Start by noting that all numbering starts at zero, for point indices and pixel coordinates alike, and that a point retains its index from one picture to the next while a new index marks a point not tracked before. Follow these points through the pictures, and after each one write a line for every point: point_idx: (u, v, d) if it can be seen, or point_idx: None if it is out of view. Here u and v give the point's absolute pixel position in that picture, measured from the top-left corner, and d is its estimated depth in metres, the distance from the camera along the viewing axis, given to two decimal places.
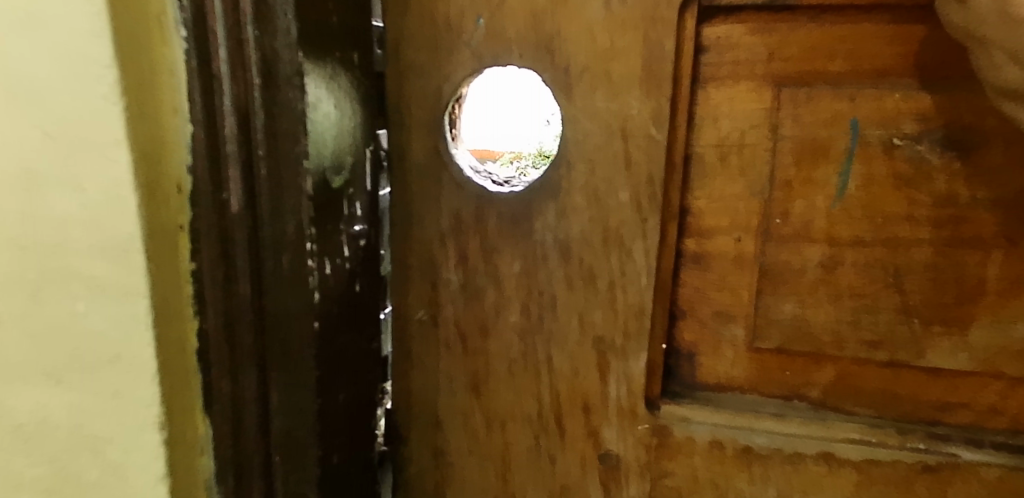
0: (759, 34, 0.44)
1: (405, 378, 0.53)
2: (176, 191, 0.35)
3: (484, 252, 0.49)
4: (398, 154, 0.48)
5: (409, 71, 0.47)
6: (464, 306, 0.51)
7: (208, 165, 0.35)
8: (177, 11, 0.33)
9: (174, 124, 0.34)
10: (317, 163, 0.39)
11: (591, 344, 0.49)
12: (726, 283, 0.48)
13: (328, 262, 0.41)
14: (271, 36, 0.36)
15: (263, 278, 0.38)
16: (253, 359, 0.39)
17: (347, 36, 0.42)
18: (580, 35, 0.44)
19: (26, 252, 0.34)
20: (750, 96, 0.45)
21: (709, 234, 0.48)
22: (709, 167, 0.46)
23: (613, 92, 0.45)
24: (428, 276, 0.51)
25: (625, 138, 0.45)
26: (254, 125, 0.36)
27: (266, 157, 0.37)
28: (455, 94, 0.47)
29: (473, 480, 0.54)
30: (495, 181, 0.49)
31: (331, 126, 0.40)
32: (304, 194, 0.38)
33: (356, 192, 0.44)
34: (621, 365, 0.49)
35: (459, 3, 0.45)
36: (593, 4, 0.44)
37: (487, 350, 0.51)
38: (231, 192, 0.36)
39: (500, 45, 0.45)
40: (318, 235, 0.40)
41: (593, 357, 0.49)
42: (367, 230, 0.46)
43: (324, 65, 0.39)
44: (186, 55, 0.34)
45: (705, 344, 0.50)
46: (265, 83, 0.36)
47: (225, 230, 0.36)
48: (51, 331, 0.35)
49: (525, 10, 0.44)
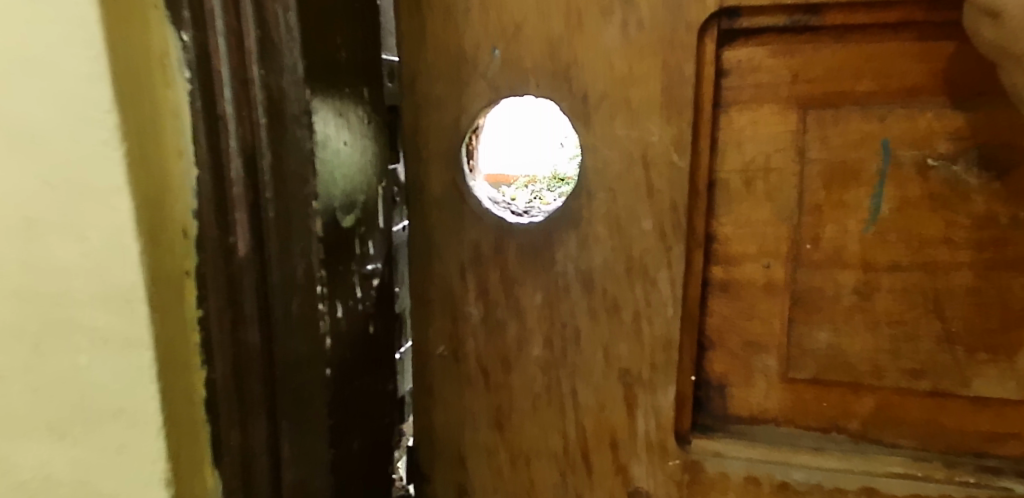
0: (781, 56, 0.43)
1: (427, 414, 0.52)
2: (181, 236, 0.35)
3: (505, 284, 0.48)
4: (415, 187, 0.48)
5: (424, 104, 0.46)
6: (485, 340, 0.49)
7: (214, 208, 0.35)
8: (180, 51, 0.33)
9: (178, 168, 0.34)
10: (326, 202, 0.39)
11: (617, 377, 0.48)
12: (756, 311, 0.46)
13: (340, 304, 0.41)
14: (277, 74, 0.36)
15: (273, 324, 0.38)
16: (263, 407, 0.38)
17: (356, 70, 0.42)
18: (597, 63, 0.43)
19: (26, 304, 0.34)
20: (775, 119, 0.44)
21: (737, 261, 0.46)
22: (734, 192, 0.45)
23: (632, 119, 0.44)
24: (448, 311, 0.50)
25: (647, 165, 0.44)
26: (262, 166, 0.36)
27: (274, 199, 0.37)
28: (472, 125, 0.46)
29: None
30: (513, 212, 0.49)
31: (342, 164, 0.40)
32: (315, 236, 0.38)
33: (368, 230, 0.44)
34: (649, 398, 0.48)
35: (473, 34, 0.45)
36: (610, 31, 0.43)
37: (510, 385, 0.50)
38: (238, 236, 0.36)
39: (517, 75, 0.44)
40: (329, 277, 0.40)
41: (620, 390, 0.48)
42: (382, 269, 0.46)
43: (332, 102, 0.39)
44: (191, 97, 0.34)
45: (736, 375, 0.48)
46: (271, 123, 0.36)
47: (232, 274, 0.36)
48: (54, 383, 0.35)
49: (540, 40, 0.44)
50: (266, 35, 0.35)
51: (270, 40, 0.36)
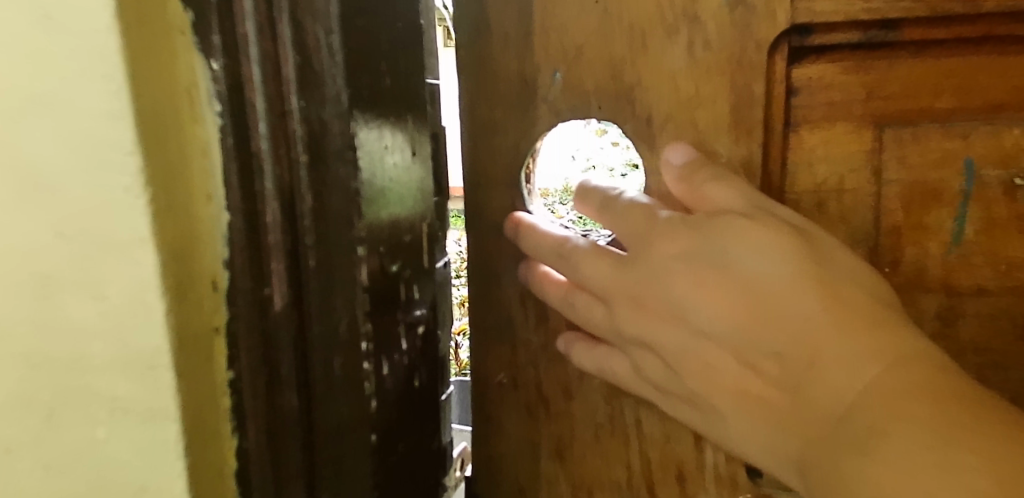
0: (855, 72, 0.41)
1: (486, 443, 0.50)
2: (211, 288, 0.29)
3: None
4: (474, 212, 0.47)
5: (484, 129, 0.46)
6: (546, 368, 0.48)
7: (249, 257, 0.30)
8: (210, 83, 0.28)
9: (208, 214, 0.29)
10: (374, 246, 0.33)
11: None
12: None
13: (383, 362, 0.35)
14: (320, 105, 0.30)
15: (311, 383, 0.33)
16: (301, 474, 0.33)
17: (401, 95, 0.36)
18: (663, 85, 0.42)
19: (38, 370, 0.29)
20: (848, 139, 0.42)
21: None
22: (806, 214, 0.43)
23: (699, 141, 0.43)
24: (507, 338, 0.49)
25: None
26: (302, 209, 0.31)
27: (315, 246, 0.31)
28: (533, 148, 0.45)
29: None
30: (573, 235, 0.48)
31: (388, 201, 0.35)
32: (361, 287, 0.32)
33: (414, 275, 0.38)
34: None
35: (535, 57, 0.44)
36: (676, 52, 0.42)
37: (572, 413, 0.49)
38: (274, 287, 0.31)
39: (579, 98, 0.44)
40: (375, 334, 0.34)
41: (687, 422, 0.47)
42: (428, 314, 0.40)
43: (375, 132, 0.33)
44: (223, 135, 0.29)
45: None
46: (313, 162, 0.30)
47: (268, 332, 0.31)
48: (70, 456, 0.30)
49: (603, 63, 0.43)
50: (306, 61, 0.30)
51: (310, 66, 0.30)
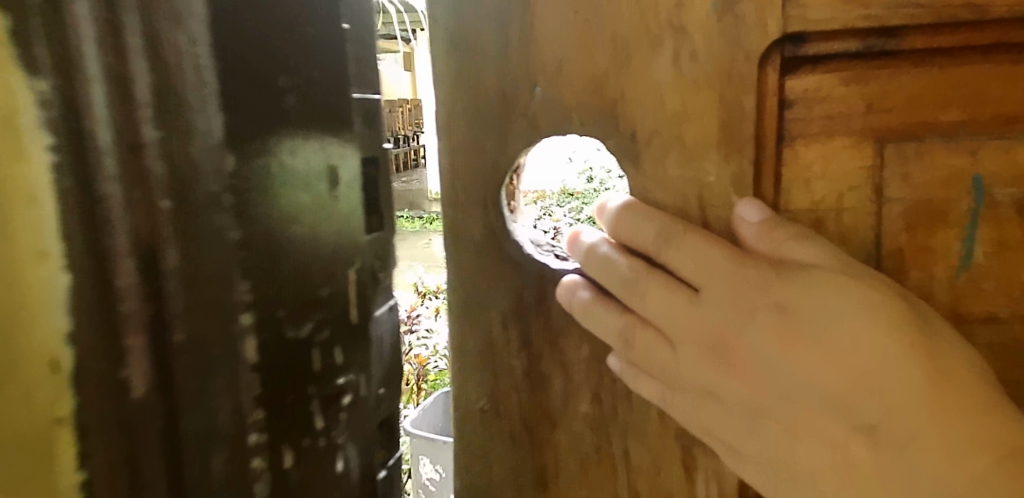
0: (855, 83, 0.38)
1: (467, 473, 0.48)
2: (49, 372, 0.27)
3: (549, 335, 0.45)
4: (452, 231, 0.45)
5: (462, 146, 0.43)
6: (529, 395, 0.46)
7: (100, 338, 0.29)
8: (42, 113, 0.26)
9: (40, 276, 0.26)
10: (261, 312, 0.38)
11: (674, 438, 0.44)
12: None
13: (283, 447, 0.40)
14: (185, 140, 0.32)
15: (185, 478, 0.33)
16: None
17: (304, 114, 0.41)
18: (647, 99, 0.40)
19: None
20: (848, 154, 0.39)
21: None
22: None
23: (686, 157, 0.40)
24: (489, 364, 0.46)
25: (703, 207, 0.40)
26: (161, 270, 0.31)
27: (182, 321, 0.32)
28: (513, 165, 0.43)
29: None
30: (557, 256, 0.46)
31: (285, 259, 0.39)
32: (247, 361, 0.37)
33: (330, 336, 0.44)
34: (712, 463, 0.43)
35: (512, 71, 0.41)
36: (661, 64, 0.39)
37: (557, 443, 0.47)
38: (131, 369, 0.30)
39: (559, 113, 0.41)
40: (267, 409, 0.39)
41: (677, 454, 0.44)
42: (351, 370, 0.46)
43: (264, 164, 0.37)
44: (59, 175, 0.26)
45: None
46: (176, 208, 0.31)
47: (125, 421, 0.30)
48: None
49: (584, 76, 0.40)
50: (168, 86, 0.31)
51: (170, 105, 0.31)
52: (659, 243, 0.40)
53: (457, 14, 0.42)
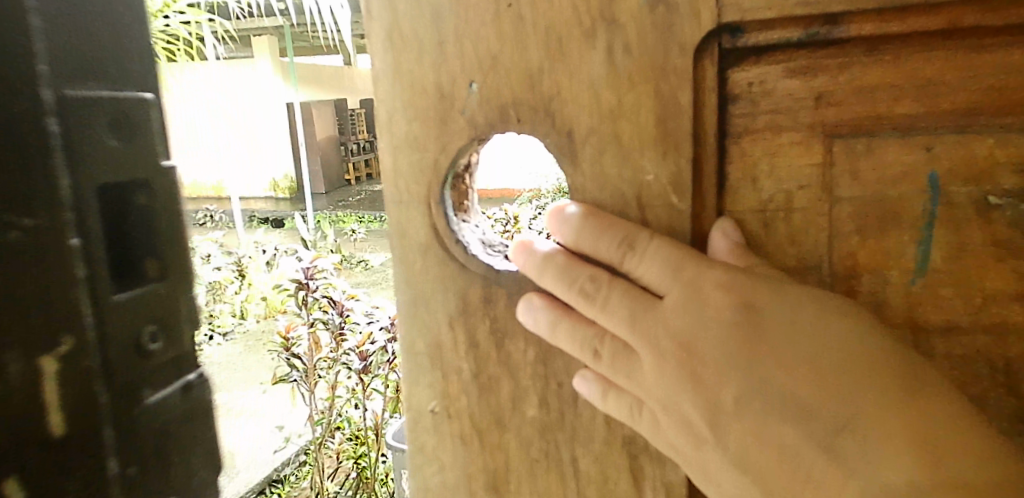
0: (801, 75, 0.36)
1: (419, 477, 0.48)
2: None
3: (495, 337, 0.45)
4: (397, 229, 0.44)
5: (402, 144, 0.43)
6: (478, 399, 0.46)
7: None
8: None
9: None
10: None
11: (621, 446, 0.44)
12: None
13: None
14: None
15: None
16: None
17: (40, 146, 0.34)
18: (582, 94, 0.39)
19: None
20: (795, 149, 0.37)
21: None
22: (751, 237, 0.38)
23: (624, 156, 0.39)
24: (438, 366, 0.46)
25: (642, 207, 0.39)
26: None
27: None
28: (453, 164, 0.42)
29: None
30: (505, 258, 0.45)
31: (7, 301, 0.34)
32: None
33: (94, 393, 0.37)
34: (658, 472, 0.44)
35: (449, 70, 0.41)
36: (594, 58, 0.38)
37: (506, 447, 0.46)
38: None
39: (496, 110, 0.40)
40: None
41: (625, 461, 0.44)
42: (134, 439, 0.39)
43: None
44: None
45: None
46: None
47: None
48: None
49: (518, 72, 0.40)
50: None
51: None
52: (623, 251, 0.39)
53: (393, 9, 0.41)
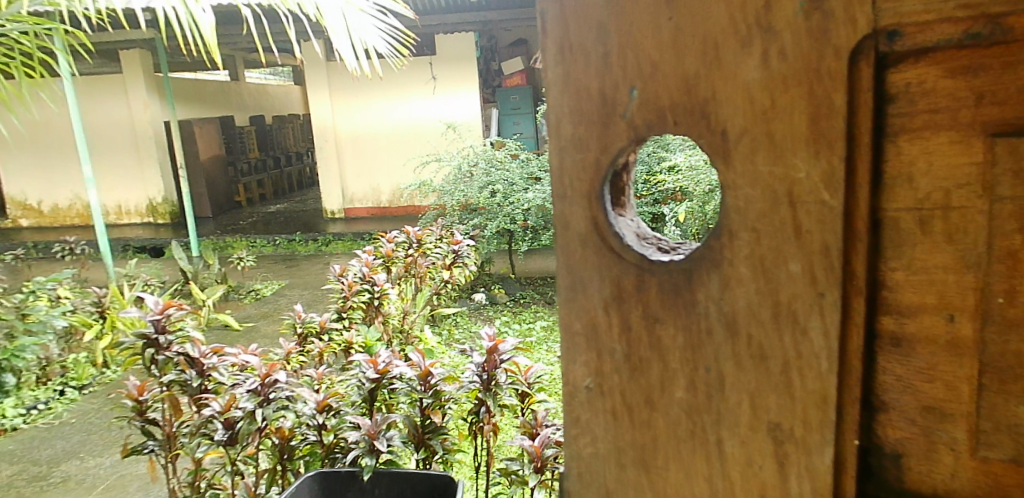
0: (961, 75, 0.39)
1: (574, 446, 0.54)
2: None
3: (647, 321, 0.50)
4: (558, 221, 0.51)
5: (566, 146, 0.49)
6: (629, 377, 0.51)
7: None
8: None
9: None
10: None
11: (766, 431, 0.47)
12: (936, 374, 0.42)
13: None
14: None
15: None
16: None
17: None
18: (737, 96, 0.43)
19: None
20: (955, 149, 0.39)
21: (909, 312, 0.42)
22: (907, 233, 0.41)
23: (775, 155, 0.43)
24: (594, 346, 0.51)
25: (793, 203, 0.43)
26: None
27: None
28: (614, 163, 0.48)
29: None
30: (657, 250, 0.50)
31: None
32: None
33: None
34: (803, 458, 0.47)
35: (612, 78, 0.47)
36: (751, 63, 0.43)
37: (654, 424, 0.51)
38: None
39: (655, 114, 0.46)
40: None
41: (769, 445, 0.48)
42: None
43: None
44: None
45: (916, 444, 0.44)
46: None
47: None
48: None
49: (674, 78, 0.45)
50: None
51: None
52: None
53: (565, 26, 0.47)
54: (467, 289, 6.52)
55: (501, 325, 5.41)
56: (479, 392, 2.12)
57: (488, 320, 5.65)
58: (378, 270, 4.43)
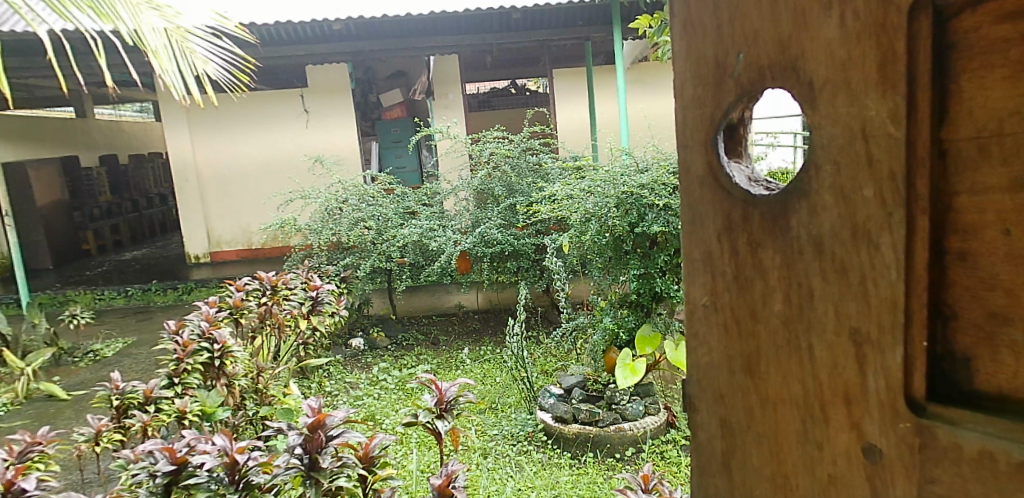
0: (1012, 19, 0.50)
1: (696, 352, 0.74)
2: None
3: (751, 243, 0.65)
4: (686, 166, 0.71)
5: (690, 105, 0.69)
6: (738, 292, 0.67)
7: None
8: None
9: None
10: None
11: (847, 335, 0.58)
12: (997, 282, 0.52)
13: None
14: None
15: None
16: None
17: None
18: (819, 51, 0.57)
19: None
20: (1005, 83, 0.51)
21: (971, 231, 0.53)
22: (968, 158, 0.52)
23: (852, 97, 0.55)
24: (709, 267, 0.70)
25: (866, 137, 0.55)
26: None
27: None
28: (727, 115, 0.66)
29: (753, 450, 0.69)
30: (762, 186, 0.66)
31: None
32: None
33: None
34: (878, 357, 0.57)
35: (725, 47, 0.65)
36: (831, 23, 0.56)
37: (758, 333, 0.66)
38: None
39: (755, 71, 0.62)
40: None
41: (850, 348, 0.58)
42: None
43: None
44: None
45: (981, 348, 0.54)
46: None
47: None
48: None
49: (772, 43, 0.61)
50: None
51: None
52: None
53: (691, 15, 0.68)
54: (344, 334, 6.76)
55: (380, 371, 5.79)
56: (303, 476, 2.69)
57: (365, 367, 5.98)
58: (222, 320, 4.62)
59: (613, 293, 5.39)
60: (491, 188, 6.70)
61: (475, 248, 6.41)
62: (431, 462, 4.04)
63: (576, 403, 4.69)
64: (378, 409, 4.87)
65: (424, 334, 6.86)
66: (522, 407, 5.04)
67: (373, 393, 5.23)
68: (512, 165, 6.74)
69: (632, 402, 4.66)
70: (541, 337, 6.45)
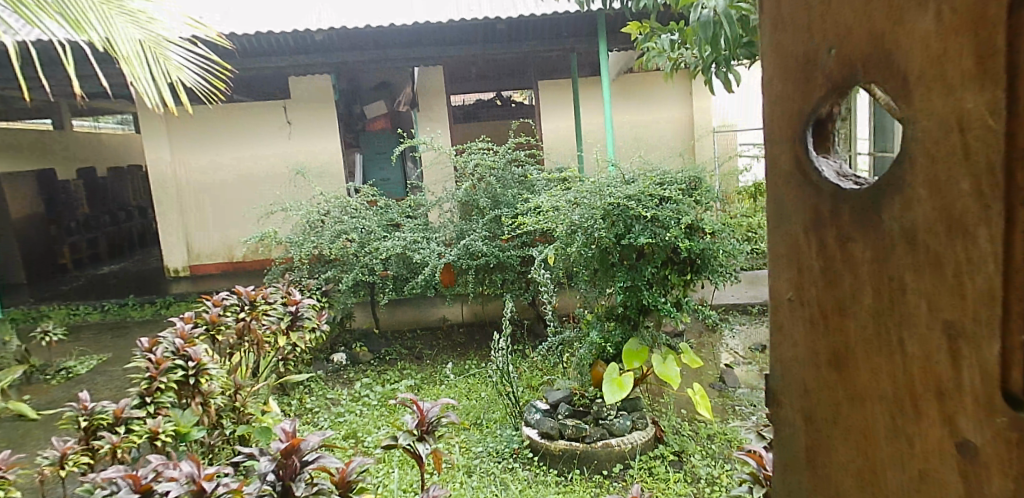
0: None
1: (778, 349, 0.62)
2: None
3: (841, 239, 0.53)
4: (774, 162, 0.61)
5: (773, 100, 0.59)
6: (824, 289, 0.55)
7: None
8: None
9: None
10: None
11: (940, 329, 0.46)
12: None
13: None
14: None
15: None
16: None
17: None
18: (914, 44, 0.45)
19: None
20: None
21: None
22: None
23: (948, 91, 0.43)
24: (795, 262, 0.58)
25: (963, 130, 0.43)
26: None
27: None
28: (818, 110, 0.55)
29: (840, 454, 0.56)
30: (853, 182, 0.54)
31: None
32: None
33: None
34: (975, 353, 0.44)
35: (813, 39, 0.54)
36: (926, 14, 0.45)
37: (844, 328, 0.54)
38: None
39: (846, 68, 0.51)
40: None
41: (944, 341, 0.46)
42: None
43: None
44: None
45: None
46: None
47: None
48: None
49: (862, 34, 0.49)
50: None
51: None
52: None
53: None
54: (325, 348, 6.59)
55: (362, 387, 5.62)
56: None
57: (346, 383, 5.81)
58: (198, 334, 4.43)
59: (599, 305, 5.32)
60: (475, 199, 6.56)
61: (460, 260, 6.26)
62: (413, 482, 3.88)
63: (562, 418, 4.54)
64: (359, 426, 4.70)
65: (407, 349, 6.68)
66: (508, 423, 4.88)
67: (356, 410, 5.05)
68: (497, 176, 6.61)
69: (619, 416, 4.53)
70: (527, 350, 6.32)
